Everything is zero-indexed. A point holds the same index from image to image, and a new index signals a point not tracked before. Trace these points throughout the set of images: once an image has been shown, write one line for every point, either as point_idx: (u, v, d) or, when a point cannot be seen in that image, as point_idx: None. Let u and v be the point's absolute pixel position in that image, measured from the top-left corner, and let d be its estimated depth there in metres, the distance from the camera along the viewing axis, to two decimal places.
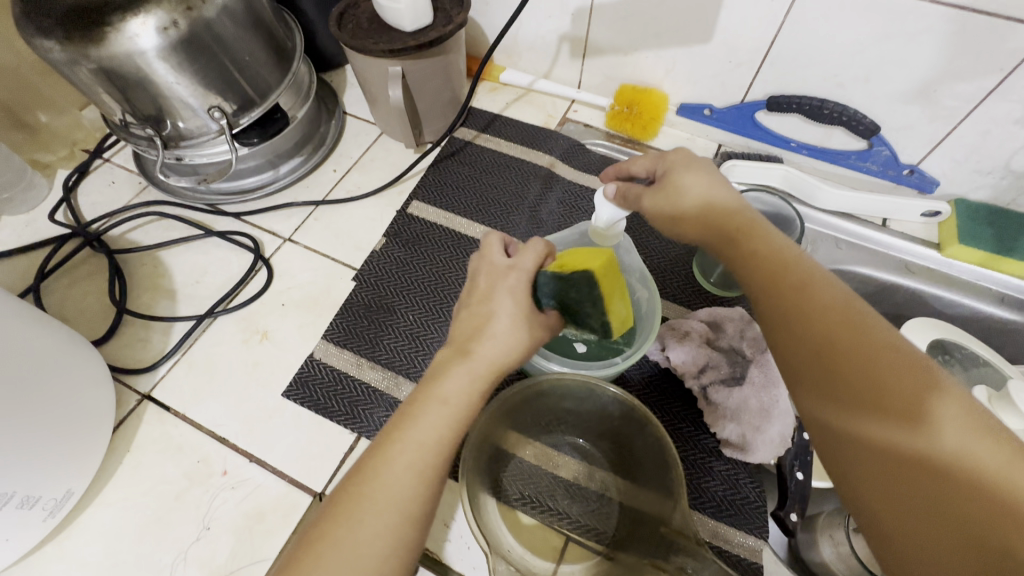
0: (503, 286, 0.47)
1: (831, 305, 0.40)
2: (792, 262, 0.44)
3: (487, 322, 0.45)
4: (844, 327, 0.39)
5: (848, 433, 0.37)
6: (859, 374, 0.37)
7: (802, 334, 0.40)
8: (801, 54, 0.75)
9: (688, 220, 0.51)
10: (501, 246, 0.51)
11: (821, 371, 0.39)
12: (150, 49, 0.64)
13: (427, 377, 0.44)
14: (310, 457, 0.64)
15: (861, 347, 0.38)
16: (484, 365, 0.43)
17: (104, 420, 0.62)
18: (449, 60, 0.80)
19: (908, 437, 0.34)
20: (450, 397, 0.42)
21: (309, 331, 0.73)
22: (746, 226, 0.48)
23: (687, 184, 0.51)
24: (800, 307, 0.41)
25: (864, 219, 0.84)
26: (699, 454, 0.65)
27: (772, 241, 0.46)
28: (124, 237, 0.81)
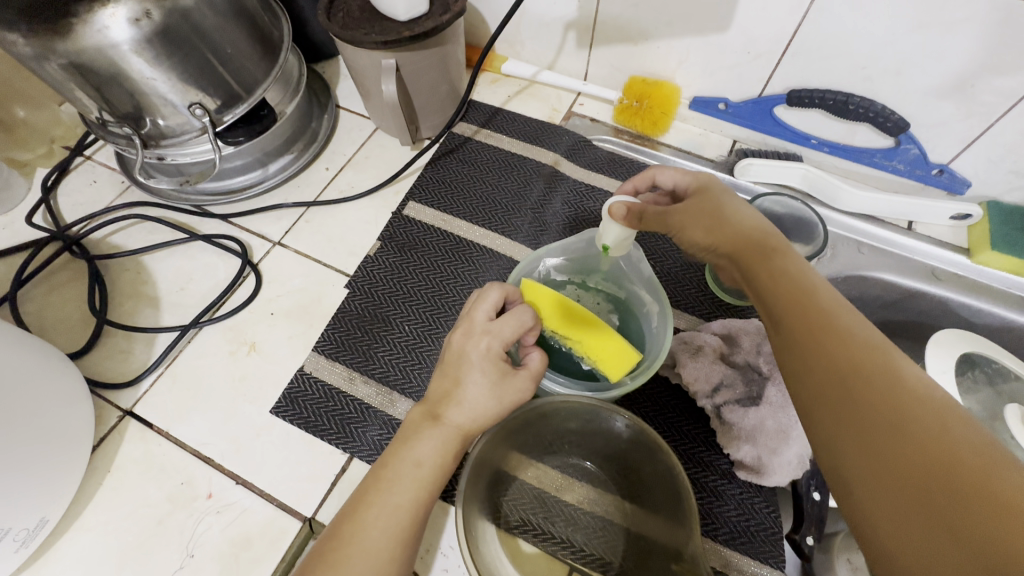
0: (473, 353, 0.48)
1: (847, 325, 0.37)
2: (811, 278, 0.41)
3: (454, 392, 0.48)
4: (861, 347, 0.36)
5: (860, 456, 0.33)
6: (877, 395, 0.33)
7: (815, 352, 0.36)
8: (826, 45, 0.69)
9: (718, 230, 0.46)
10: (489, 302, 0.51)
11: (834, 391, 0.35)
12: (123, 42, 0.59)
13: (400, 439, 0.48)
14: (299, 479, 0.60)
15: (879, 367, 0.34)
16: (450, 432, 0.48)
17: (82, 440, 0.59)
18: (447, 51, 0.75)
19: (929, 463, 0.30)
20: (421, 462, 0.47)
21: (300, 343, 0.69)
22: (774, 242, 0.44)
23: (721, 198, 0.48)
24: (817, 322, 0.37)
25: (888, 222, 0.80)
26: (711, 477, 0.62)
27: (796, 257, 0.42)
28: (106, 240, 0.77)
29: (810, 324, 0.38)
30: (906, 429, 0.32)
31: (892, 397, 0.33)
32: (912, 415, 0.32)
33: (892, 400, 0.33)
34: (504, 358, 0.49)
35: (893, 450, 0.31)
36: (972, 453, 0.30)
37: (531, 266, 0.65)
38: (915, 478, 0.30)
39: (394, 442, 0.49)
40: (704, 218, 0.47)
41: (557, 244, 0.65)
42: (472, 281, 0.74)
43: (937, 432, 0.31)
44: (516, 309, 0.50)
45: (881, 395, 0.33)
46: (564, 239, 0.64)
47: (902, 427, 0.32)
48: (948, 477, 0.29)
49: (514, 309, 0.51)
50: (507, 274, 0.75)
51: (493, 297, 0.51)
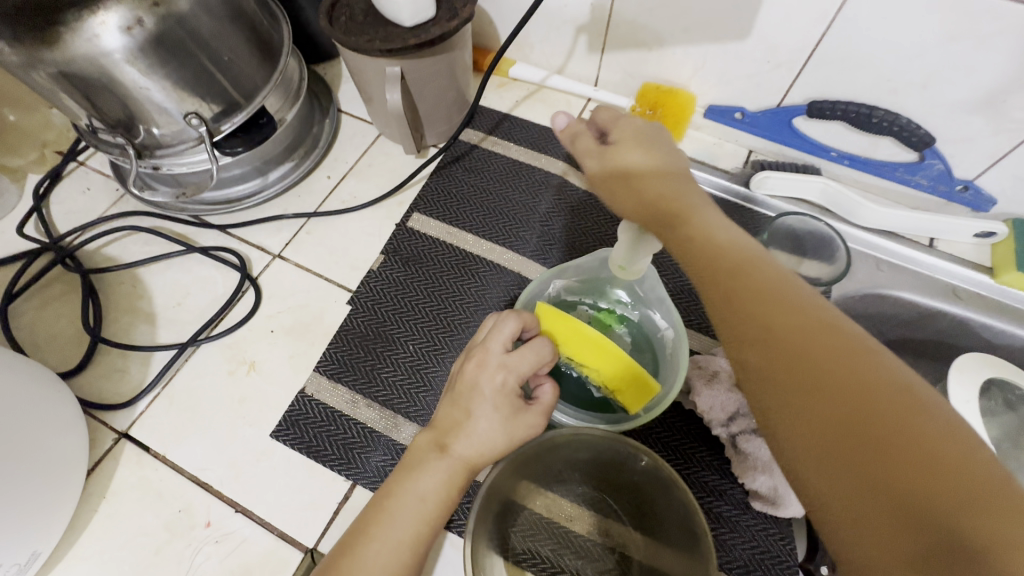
0: (487, 387, 0.46)
1: (768, 280, 0.36)
2: (717, 239, 0.40)
3: (464, 425, 0.46)
4: (786, 300, 0.34)
5: (787, 410, 0.31)
6: (801, 343, 0.32)
7: (742, 311, 0.34)
8: (851, 55, 0.66)
9: (637, 190, 0.45)
10: (506, 333, 0.48)
11: (760, 346, 0.33)
12: (115, 50, 0.56)
13: (404, 469, 0.47)
14: (300, 507, 0.58)
15: (800, 320, 0.33)
16: (457, 464, 0.46)
17: (76, 466, 0.57)
18: (455, 57, 0.72)
19: (850, 409, 0.29)
20: (425, 497, 0.45)
21: (301, 362, 0.67)
22: (696, 205, 0.43)
23: (633, 168, 0.46)
24: (734, 283, 0.36)
25: (909, 238, 0.77)
26: (725, 507, 0.60)
27: (707, 221, 0.41)
28: (100, 252, 0.74)
29: (726, 286, 0.36)
30: (829, 376, 0.30)
31: (814, 345, 0.31)
32: (833, 361, 0.31)
33: (816, 349, 0.31)
34: (518, 394, 0.47)
35: (818, 398, 0.30)
36: (890, 394, 0.29)
37: (542, 288, 0.63)
38: (840, 427, 0.29)
39: (398, 469, 0.47)
40: (646, 174, 0.46)
41: (569, 264, 0.62)
42: (479, 298, 0.72)
43: (856, 375, 0.30)
44: (534, 343, 0.48)
45: (805, 345, 0.32)
46: (577, 260, 0.62)
47: (826, 374, 0.30)
48: (869, 420, 0.28)
49: (531, 342, 0.48)
50: (515, 291, 0.73)
51: (511, 327, 0.48)
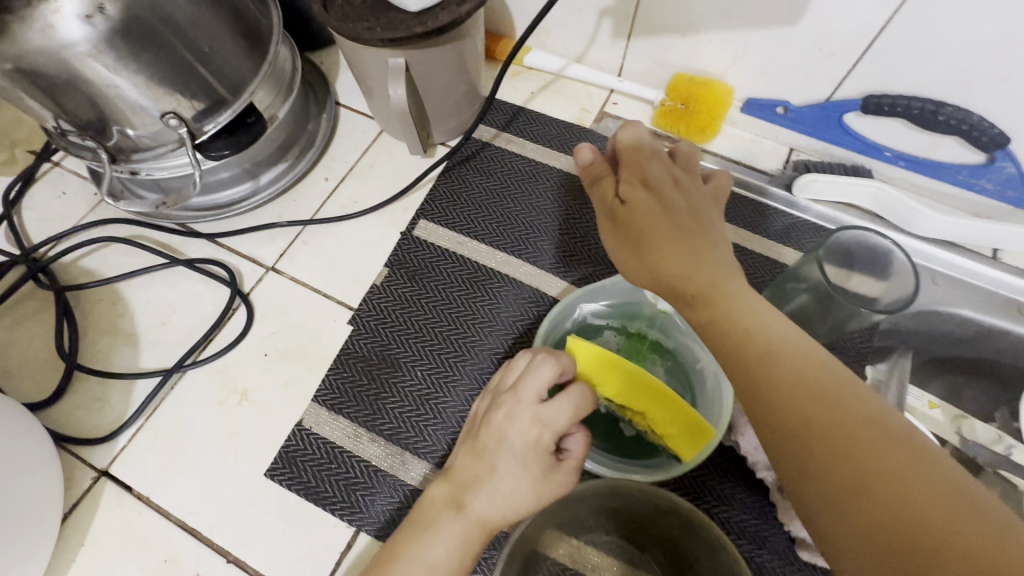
0: (517, 441, 0.40)
1: (800, 369, 0.32)
2: (742, 319, 0.36)
3: (487, 482, 0.39)
4: (821, 388, 0.31)
5: (831, 513, 0.28)
6: (833, 428, 0.29)
7: (775, 407, 0.32)
8: (920, 44, 0.58)
9: (648, 258, 0.40)
10: (544, 378, 0.41)
11: (796, 442, 0.30)
12: (78, 43, 0.49)
13: (412, 526, 0.40)
14: (299, 557, 0.53)
15: (836, 411, 0.30)
16: (474, 527, 0.39)
17: (50, 513, 0.52)
18: (465, 46, 0.64)
19: (895, 514, 0.26)
20: (435, 567, 0.38)
21: (297, 390, 0.61)
22: (719, 271, 0.39)
23: (650, 233, 0.40)
24: (764, 373, 0.33)
25: (970, 249, 0.70)
26: (769, 558, 0.54)
27: (733, 298, 0.37)
28: (76, 265, 0.68)
29: (755, 374, 0.33)
30: (872, 480, 0.27)
31: (853, 442, 0.29)
32: (873, 461, 0.28)
33: (855, 448, 0.29)
34: (552, 450, 0.41)
35: (859, 500, 0.27)
36: (937, 494, 0.26)
37: (568, 310, 0.56)
38: (886, 535, 0.26)
39: (406, 525, 0.41)
40: (660, 236, 0.40)
41: (600, 286, 0.56)
42: (494, 317, 0.65)
43: (899, 475, 0.27)
44: (573, 391, 0.41)
45: (843, 442, 0.29)
46: (608, 280, 0.55)
47: (866, 474, 0.28)
48: (915, 525, 0.26)
49: (570, 389, 0.42)
50: (532, 309, 0.66)
51: (550, 371, 0.42)
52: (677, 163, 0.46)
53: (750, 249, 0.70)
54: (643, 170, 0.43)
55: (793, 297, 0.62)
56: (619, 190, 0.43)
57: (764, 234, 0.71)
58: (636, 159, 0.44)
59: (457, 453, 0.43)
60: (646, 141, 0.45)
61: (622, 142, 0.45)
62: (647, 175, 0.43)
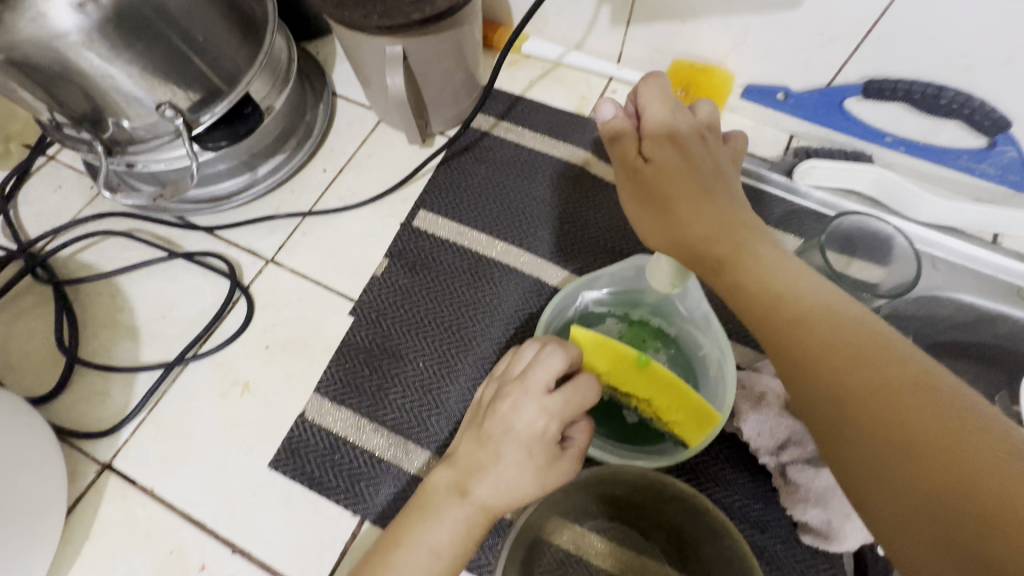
0: (523, 432, 0.40)
1: (836, 331, 0.30)
2: (769, 284, 0.34)
3: (491, 472, 0.40)
4: (862, 351, 0.29)
5: (873, 481, 0.26)
6: (873, 393, 0.27)
7: (809, 377, 0.29)
8: (921, 28, 0.57)
9: (670, 219, 0.40)
10: (551, 369, 0.41)
11: (834, 409, 0.28)
12: (71, 33, 0.48)
13: (416, 511, 0.41)
14: (303, 547, 0.54)
15: (877, 372, 0.27)
16: (477, 514, 0.40)
17: (54, 506, 0.52)
18: (462, 34, 0.63)
19: (946, 481, 0.23)
20: (436, 550, 0.39)
21: (299, 382, 0.61)
22: (743, 233, 0.37)
23: (673, 193, 0.40)
24: (796, 338, 0.31)
25: (970, 234, 0.70)
26: (771, 543, 0.54)
27: (760, 263, 0.35)
28: (74, 259, 0.67)
29: (787, 340, 0.31)
30: (920, 446, 0.25)
31: (892, 408, 0.26)
32: (920, 424, 0.25)
33: (899, 411, 0.26)
34: (555, 440, 0.41)
35: (906, 466, 0.25)
36: (994, 459, 0.23)
37: (569, 299, 0.57)
38: (936, 503, 0.23)
39: (408, 509, 0.41)
40: (683, 197, 0.40)
41: (601, 274, 0.56)
42: (496, 307, 0.65)
43: (949, 441, 0.24)
44: (579, 384, 0.41)
45: (885, 407, 0.26)
46: (612, 268, 0.55)
47: (911, 440, 0.25)
48: (971, 493, 0.23)
49: (576, 381, 0.41)
50: (533, 298, 0.65)
51: (557, 364, 0.41)
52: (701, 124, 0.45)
53: None
54: (668, 129, 0.43)
55: None
56: (642, 147, 0.43)
57: (765, 221, 0.71)
58: (663, 117, 0.44)
59: (460, 440, 0.43)
60: (673, 101, 0.45)
61: (648, 101, 0.44)
62: (672, 134, 0.43)
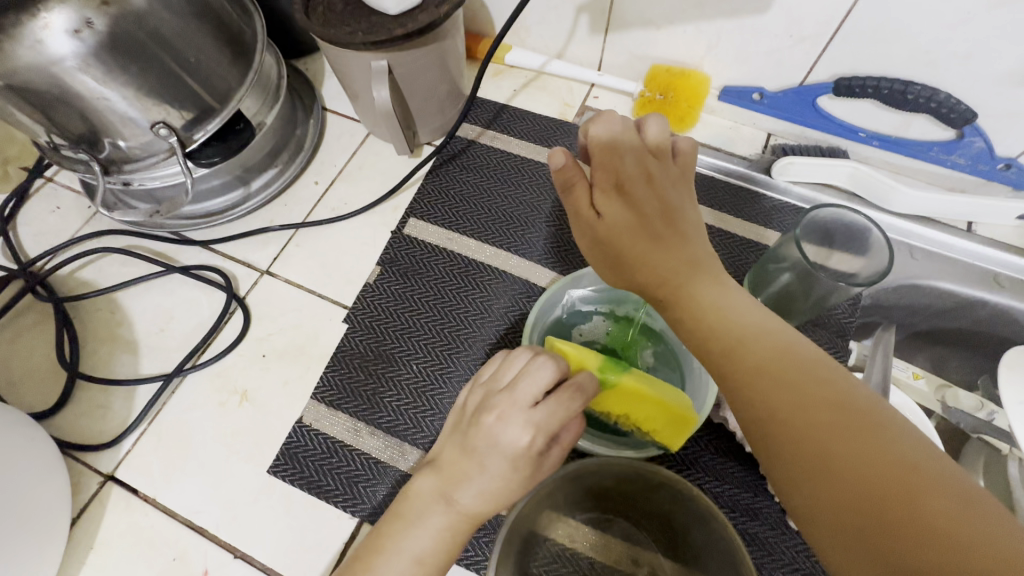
0: (509, 446, 0.40)
1: (763, 355, 0.33)
2: (706, 314, 0.36)
3: (475, 481, 0.41)
4: (788, 377, 0.32)
5: (806, 499, 0.29)
6: (792, 417, 0.30)
7: (745, 401, 0.32)
8: (885, 26, 0.60)
9: (628, 269, 0.40)
10: (541, 381, 0.42)
11: (765, 434, 0.31)
12: (65, 58, 0.50)
13: (397, 516, 0.42)
14: (305, 549, 0.55)
15: (802, 396, 0.31)
16: (460, 518, 0.41)
17: (58, 518, 0.53)
18: (445, 48, 0.65)
19: (859, 491, 0.27)
20: (419, 556, 0.40)
21: (297, 390, 0.62)
22: (686, 270, 0.38)
23: (625, 247, 0.40)
24: (730, 363, 0.34)
25: (946, 223, 0.72)
26: (762, 529, 0.55)
27: (698, 292, 0.37)
28: (73, 277, 0.69)
29: (723, 368, 0.34)
30: (840, 464, 0.28)
31: (814, 426, 0.29)
32: (840, 445, 0.28)
33: (825, 435, 0.29)
34: (542, 450, 0.42)
35: (830, 484, 0.28)
36: (896, 464, 0.27)
37: (557, 297, 0.58)
38: (857, 510, 0.27)
39: (390, 517, 0.43)
40: (637, 246, 0.39)
41: (584, 272, 0.57)
42: (487, 311, 0.66)
43: (860, 457, 0.28)
44: (565, 395, 0.42)
45: (808, 429, 0.30)
46: (594, 266, 0.57)
47: (832, 456, 0.28)
48: (879, 500, 0.26)
49: (561, 395, 0.42)
50: (523, 299, 0.67)
51: (546, 376, 0.42)
52: (649, 146, 0.43)
53: (733, 233, 0.72)
54: (617, 173, 0.41)
55: (777, 273, 0.64)
56: (595, 201, 0.41)
57: (746, 217, 0.73)
58: (611, 160, 0.41)
59: (445, 446, 0.45)
60: (620, 133, 0.42)
61: (594, 141, 0.42)
62: (621, 180, 0.41)
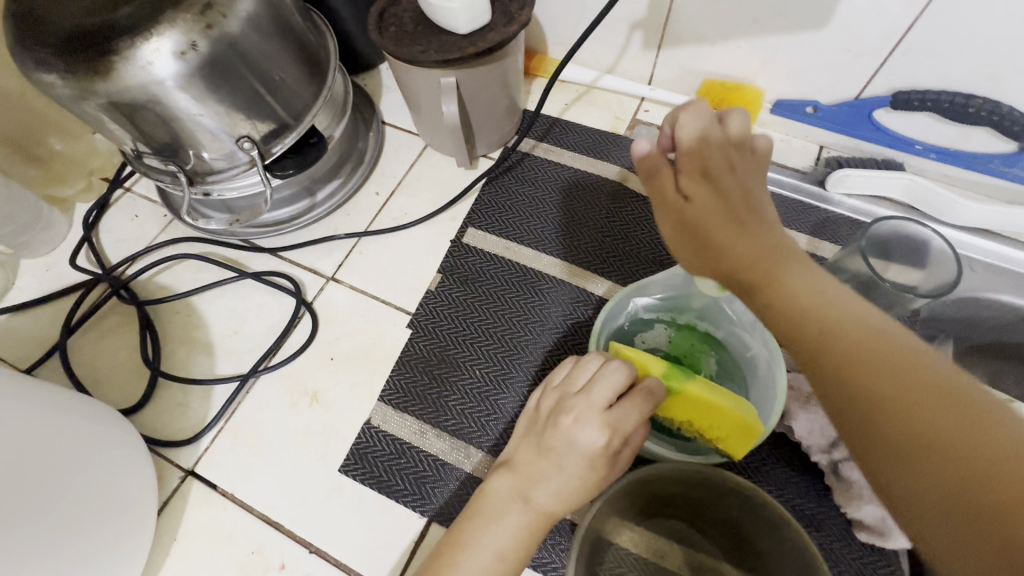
0: (586, 447, 0.42)
1: (863, 337, 0.31)
2: (800, 297, 0.34)
3: (553, 480, 0.43)
4: (891, 364, 0.29)
5: (910, 493, 0.26)
6: (896, 401, 0.28)
7: (842, 386, 0.30)
8: (946, 41, 0.61)
9: (715, 252, 0.39)
10: (616, 385, 0.44)
11: (866, 417, 0.29)
12: (167, 78, 0.54)
13: (476, 513, 0.44)
14: (375, 546, 0.57)
15: (908, 383, 0.28)
16: (539, 517, 0.43)
17: (146, 509, 0.56)
18: (508, 64, 0.68)
19: (975, 486, 0.24)
20: (500, 552, 0.42)
21: (364, 393, 0.65)
22: (779, 258, 0.36)
23: (712, 226, 0.39)
24: (826, 348, 0.31)
25: (1006, 236, 0.71)
26: (827, 540, 0.55)
27: (793, 280, 0.35)
28: (151, 282, 0.73)
29: (813, 348, 0.32)
30: (948, 446, 0.26)
31: (923, 412, 0.27)
32: (953, 433, 0.26)
33: (932, 421, 0.27)
34: (615, 451, 0.43)
35: (937, 473, 0.26)
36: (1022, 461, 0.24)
37: (621, 305, 0.59)
38: (971, 502, 0.24)
39: (468, 515, 0.45)
40: (722, 230, 0.39)
41: (649, 282, 0.59)
42: (546, 318, 0.68)
43: (971, 445, 0.25)
44: (637, 399, 0.44)
45: (918, 416, 0.27)
46: (660, 275, 0.58)
47: (944, 445, 0.26)
48: (1000, 495, 0.24)
49: (634, 398, 0.44)
50: (580, 308, 0.69)
51: (620, 380, 0.44)
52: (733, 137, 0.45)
53: None
54: (703, 160, 0.42)
55: (838, 284, 0.64)
56: (679, 185, 0.43)
57: (800, 229, 0.73)
58: (696, 148, 0.43)
59: (520, 447, 0.46)
60: (708, 123, 0.44)
61: (682, 132, 0.44)
62: (706, 166, 0.42)
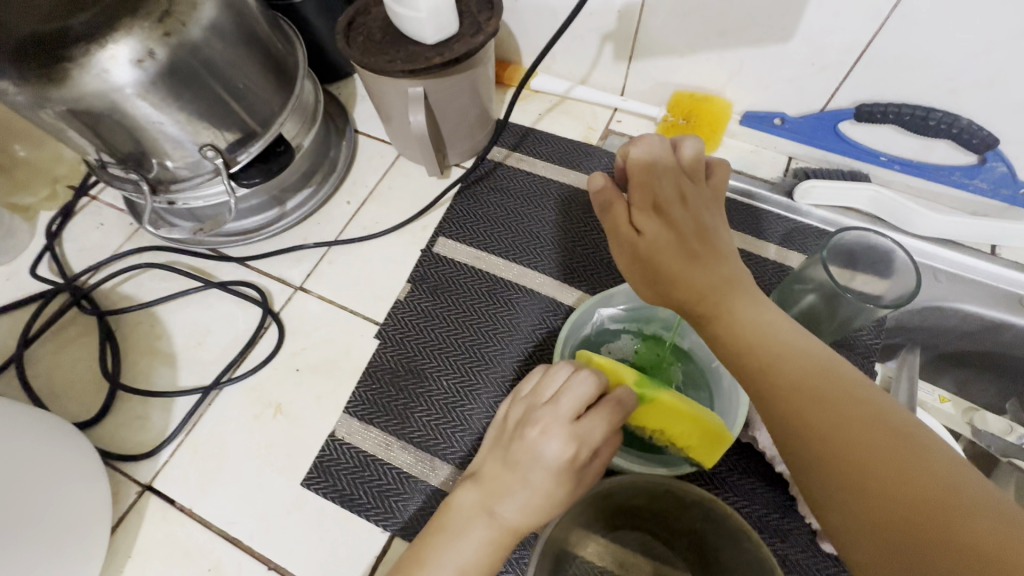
0: (552, 459, 0.42)
1: (802, 370, 0.33)
2: (744, 332, 0.36)
3: (518, 494, 0.42)
4: (825, 395, 0.32)
5: (842, 512, 0.29)
6: (828, 434, 0.30)
7: (784, 420, 0.32)
8: (905, 55, 0.62)
9: (667, 285, 0.39)
10: (583, 396, 0.43)
11: (805, 448, 0.31)
12: (126, 85, 0.53)
13: (439, 526, 0.43)
14: (337, 562, 0.56)
15: (839, 412, 0.31)
16: (503, 531, 0.42)
17: (100, 526, 0.54)
18: (477, 74, 0.68)
19: (890, 504, 0.27)
20: (463, 568, 0.41)
21: (329, 404, 0.64)
22: (724, 287, 0.38)
23: (662, 260, 0.40)
24: (767, 382, 0.34)
25: (969, 246, 0.72)
26: (792, 551, 0.55)
27: (738, 310, 0.37)
28: (114, 292, 0.71)
29: (758, 385, 0.34)
30: (870, 470, 0.28)
31: (850, 441, 0.30)
32: (875, 459, 0.29)
33: (855, 446, 0.29)
34: (582, 464, 0.43)
35: (863, 496, 0.28)
36: (934, 482, 0.27)
37: (588, 315, 0.59)
38: (891, 520, 0.27)
39: (432, 529, 0.44)
40: (673, 264, 0.39)
41: (615, 293, 0.58)
42: (516, 328, 0.68)
43: (896, 470, 0.28)
44: (605, 410, 0.43)
45: (849, 444, 0.30)
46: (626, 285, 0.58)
47: (866, 469, 0.29)
48: (911, 515, 0.26)
49: (601, 408, 0.44)
50: (550, 317, 0.68)
51: (587, 391, 0.44)
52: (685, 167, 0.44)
53: (757, 254, 0.73)
54: (654, 193, 0.42)
55: (804, 294, 0.64)
56: (632, 218, 0.42)
57: (769, 239, 0.74)
58: (647, 180, 0.42)
59: (486, 461, 0.46)
60: (658, 153, 0.43)
61: (633, 161, 0.43)
62: (658, 199, 0.41)
